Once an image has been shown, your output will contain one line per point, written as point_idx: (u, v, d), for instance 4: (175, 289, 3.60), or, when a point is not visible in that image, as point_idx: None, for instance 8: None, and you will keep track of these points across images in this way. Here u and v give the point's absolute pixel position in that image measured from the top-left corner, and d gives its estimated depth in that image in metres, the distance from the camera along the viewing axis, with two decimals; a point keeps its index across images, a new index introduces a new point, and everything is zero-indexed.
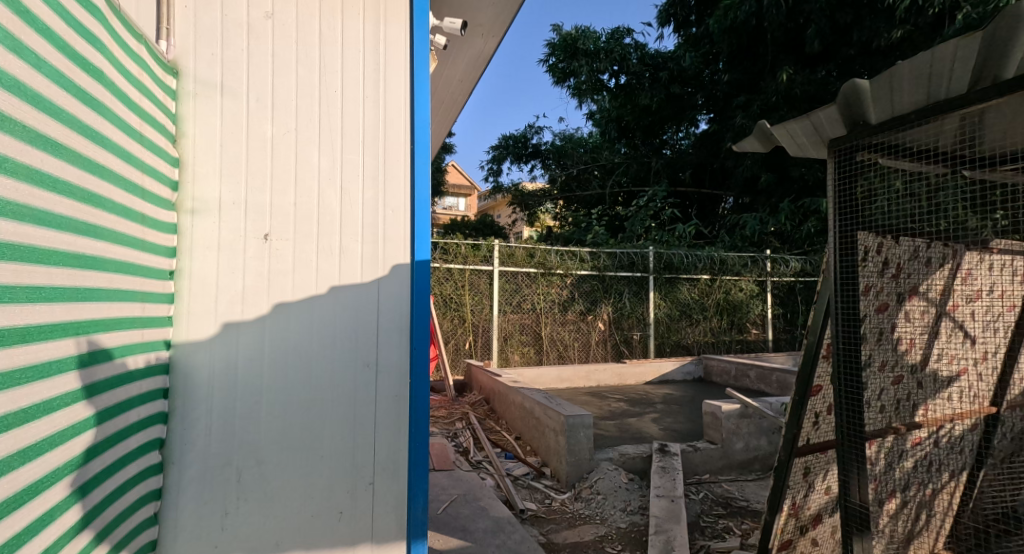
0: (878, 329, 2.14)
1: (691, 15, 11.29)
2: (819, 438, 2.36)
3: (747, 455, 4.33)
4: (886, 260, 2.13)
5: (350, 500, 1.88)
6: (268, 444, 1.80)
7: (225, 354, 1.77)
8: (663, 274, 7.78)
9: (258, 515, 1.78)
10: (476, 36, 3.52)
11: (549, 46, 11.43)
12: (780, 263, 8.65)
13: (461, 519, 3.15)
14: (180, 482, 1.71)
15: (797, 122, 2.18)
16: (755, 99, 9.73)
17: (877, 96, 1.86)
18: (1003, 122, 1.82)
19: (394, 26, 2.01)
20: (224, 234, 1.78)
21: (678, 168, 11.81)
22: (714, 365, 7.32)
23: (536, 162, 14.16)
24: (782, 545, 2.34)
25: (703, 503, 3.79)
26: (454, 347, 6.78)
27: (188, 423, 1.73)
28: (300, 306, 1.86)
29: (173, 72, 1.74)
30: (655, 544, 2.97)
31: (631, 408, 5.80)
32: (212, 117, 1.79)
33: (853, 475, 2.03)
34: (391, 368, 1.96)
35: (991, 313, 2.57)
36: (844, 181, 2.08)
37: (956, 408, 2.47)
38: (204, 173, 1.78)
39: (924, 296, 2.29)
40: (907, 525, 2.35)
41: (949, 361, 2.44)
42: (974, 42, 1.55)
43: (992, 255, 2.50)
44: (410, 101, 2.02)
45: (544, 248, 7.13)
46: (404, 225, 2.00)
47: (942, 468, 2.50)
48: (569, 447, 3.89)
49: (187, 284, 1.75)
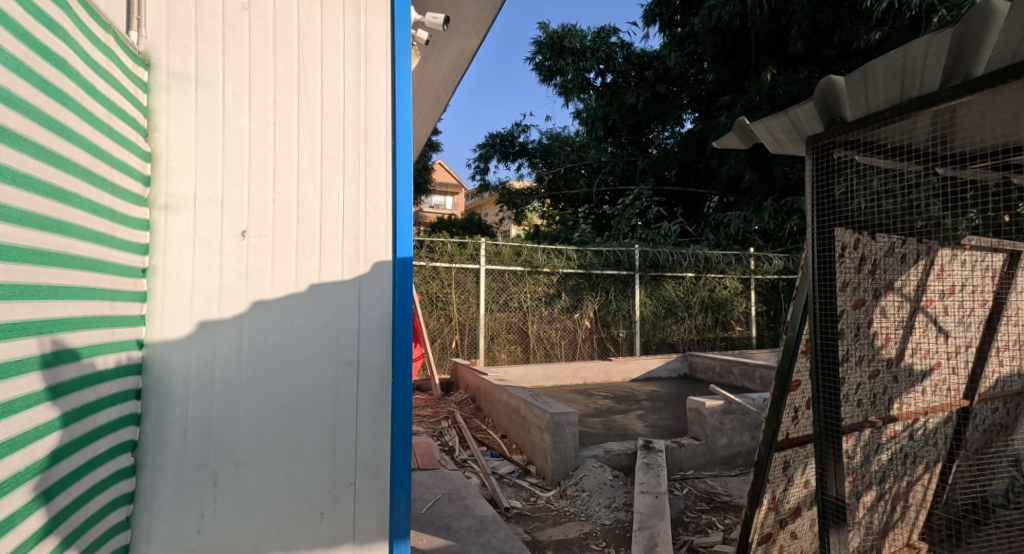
0: (855, 324, 2.17)
1: (676, 15, 11.34)
2: (798, 433, 2.39)
3: (730, 451, 4.37)
4: (863, 257, 2.16)
5: (331, 500, 1.87)
6: (247, 445, 1.78)
7: (201, 352, 1.74)
8: (649, 273, 7.82)
9: (235, 518, 1.75)
10: (460, 31, 3.50)
11: (536, 44, 11.43)
12: (764, 260, 8.75)
13: (445, 518, 3.13)
14: (154, 484, 1.68)
15: (776, 118, 2.18)
16: (739, 99, 9.82)
17: (853, 93, 1.88)
18: (974, 117, 1.87)
19: (374, 20, 1.99)
20: (199, 230, 1.75)
21: (664, 167, 11.87)
22: (699, 362, 7.39)
23: (523, 161, 14.15)
24: (762, 538, 2.36)
25: (687, 498, 3.82)
26: (440, 346, 6.74)
27: (163, 423, 1.70)
28: (280, 303, 1.84)
29: (144, 64, 1.71)
30: (640, 540, 2.99)
31: (617, 406, 5.83)
32: (186, 111, 1.76)
33: (830, 469, 2.05)
34: (373, 367, 1.94)
35: (964, 308, 2.62)
36: (822, 179, 2.11)
37: (931, 403, 2.51)
38: (178, 169, 1.75)
39: (899, 292, 2.33)
40: (883, 517, 2.39)
41: (923, 355, 2.48)
42: (945, 40, 1.56)
43: (964, 252, 2.54)
44: (391, 96, 2.00)
45: (530, 246, 7.14)
46: (386, 222, 1.99)
47: (917, 460, 2.54)
48: (555, 445, 3.90)
49: (160, 282, 1.72)
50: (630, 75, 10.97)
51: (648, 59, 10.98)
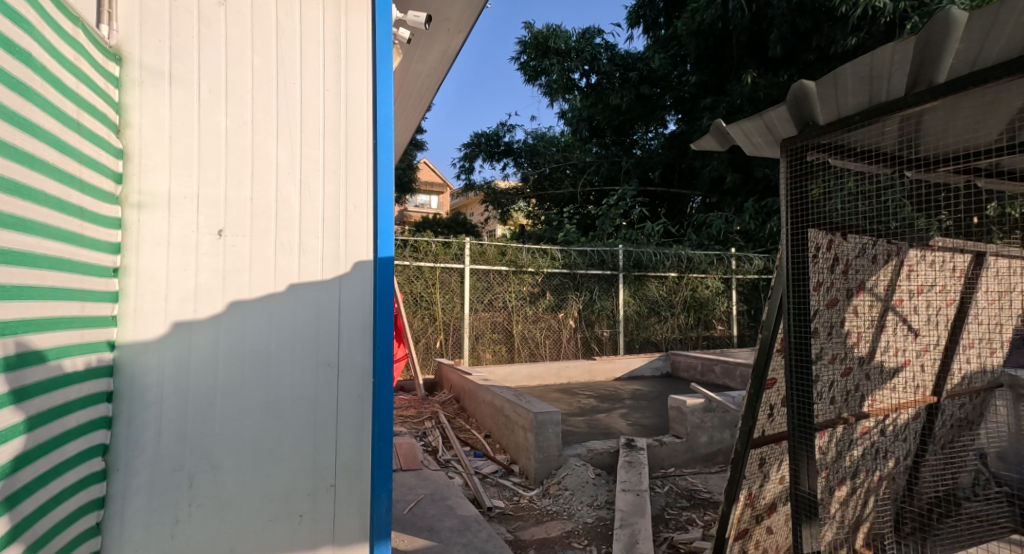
0: (828, 324, 2.22)
1: (660, 17, 11.44)
2: (774, 430, 2.44)
3: (711, 449, 4.44)
4: (836, 257, 2.20)
5: (310, 503, 1.86)
6: (224, 448, 1.76)
7: (176, 353, 1.73)
8: (633, 273, 7.89)
9: (211, 521, 1.74)
10: (442, 30, 3.49)
11: (520, 44, 11.45)
12: (744, 260, 8.88)
13: (427, 518, 3.14)
14: (127, 488, 1.66)
15: (750, 121, 2.23)
16: (721, 101, 9.94)
17: (824, 97, 1.93)
18: (940, 121, 1.94)
19: (355, 18, 1.99)
20: (174, 229, 1.73)
21: (648, 167, 11.96)
22: (682, 361, 7.48)
23: (508, 161, 14.18)
24: (739, 534, 2.40)
25: (668, 496, 3.87)
26: (425, 346, 6.72)
27: (136, 426, 1.68)
28: (258, 304, 1.83)
29: (116, 58, 1.68)
30: (621, 537, 3.02)
31: (600, 404, 5.87)
32: (160, 107, 1.73)
33: (803, 465, 2.09)
34: (354, 367, 1.94)
35: (933, 307, 2.71)
36: (797, 180, 2.15)
37: (900, 399, 2.58)
38: (151, 167, 1.72)
39: (871, 291, 2.39)
40: (856, 511, 2.44)
41: (894, 353, 2.54)
42: (909, 46, 1.61)
43: (932, 252, 2.63)
44: (372, 95, 2.01)
45: (515, 246, 7.16)
46: (367, 221, 1.99)
47: (888, 455, 2.60)
48: (538, 444, 3.92)
49: (133, 282, 1.69)
50: (614, 76, 10.99)
51: (631, 61, 11.07)
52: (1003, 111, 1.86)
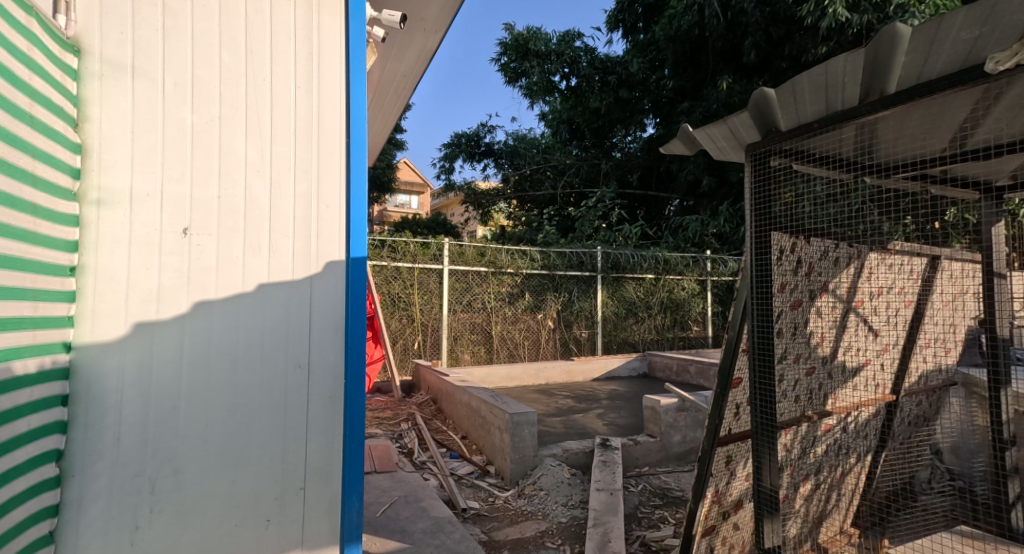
0: (792, 324, 2.27)
1: (638, 22, 11.57)
2: (739, 428, 2.49)
3: (684, 447, 4.53)
4: (800, 260, 2.25)
5: (278, 507, 1.85)
6: (187, 452, 1.74)
7: (138, 355, 1.70)
8: (611, 273, 7.98)
9: (173, 528, 1.71)
10: (417, 30, 3.49)
11: (501, 45, 11.47)
12: (720, 262, 9.03)
13: (400, 520, 3.13)
14: (84, 493, 1.63)
15: (716, 125, 2.27)
16: (698, 106, 10.10)
17: (783, 103, 1.99)
18: (893, 128, 2.02)
19: (327, 13, 1.98)
20: (136, 227, 1.71)
21: (627, 170, 12.07)
22: (658, 361, 7.58)
23: (488, 161, 14.24)
24: (706, 531, 2.45)
25: (641, 495, 3.91)
26: (402, 347, 6.69)
27: (95, 429, 1.65)
28: (225, 305, 1.82)
29: (74, 50, 1.64)
30: (594, 536, 3.05)
31: (578, 405, 5.93)
32: (122, 101, 1.70)
33: (765, 461, 2.15)
34: (325, 369, 1.94)
35: (892, 308, 2.80)
36: (760, 185, 2.20)
37: (861, 397, 2.67)
38: (111, 163, 1.69)
39: (833, 293, 2.46)
40: (819, 506, 2.51)
41: (856, 352, 2.63)
42: (859, 57, 1.67)
43: (892, 255, 2.72)
44: (345, 93, 2.01)
45: (494, 246, 7.16)
46: (339, 220, 1.99)
47: (850, 452, 2.68)
48: (514, 445, 3.94)
49: (91, 282, 1.66)
50: (594, 80, 11.18)
51: (611, 65, 11.14)
52: (953, 119, 1.95)
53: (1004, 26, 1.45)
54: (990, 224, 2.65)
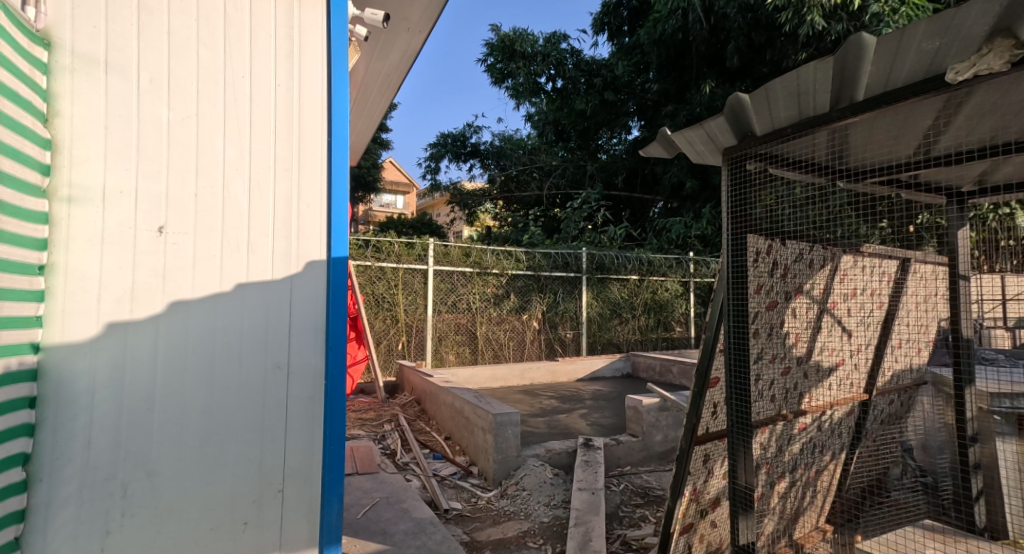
0: (768, 324, 2.31)
1: (624, 25, 11.66)
2: (717, 427, 2.53)
3: (665, 447, 4.59)
4: (775, 262, 2.29)
5: (256, 509, 1.84)
6: (161, 454, 1.72)
7: (111, 355, 1.69)
8: (596, 274, 8.04)
9: (146, 532, 1.70)
10: (401, 30, 3.49)
11: (487, 46, 11.49)
12: (702, 264, 9.13)
13: (381, 522, 3.13)
14: (52, 498, 1.60)
15: (693, 130, 2.28)
16: (682, 109, 10.21)
17: (758, 109, 2.01)
18: (863, 134, 2.07)
19: (309, 11, 1.98)
20: (109, 225, 1.69)
21: (612, 173, 12.13)
22: (641, 362, 7.64)
23: (474, 161, 14.27)
24: (684, 528, 2.48)
25: (623, 494, 3.94)
26: (386, 348, 6.66)
27: (65, 432, 1.63)
28: (202, 305, 1.80)
29: (44, 43, 1.62)
30: (575, 536, 3.07)
31: (562, 405, 5.96)
32: (95, 96, 1.68)
33: (740, 461, 2.18)
34: (304, 368, 1.93)
35: (865, 310, 2.87)
36: (737, 188, 2.24)
37: (835, 396, 2.73)
38: (83, 159, 1.67)
39: (808, 294, 2.50)
40: (795, 503, 2.56)
41: (830, 353, 2.69)
42: (829, 65, 1.70)
43: (864, 258, 2.78)
44: (327, 90, 2.00)
45: (479, 247, 7.16)
46: (320, 220, 1.98)
47: (825, 450, 2.73)
48: (497, 445, 3.95)
49: (61, 281, 1.63)
50: (579, 82, 11.24)
51: (596, 67, 11.20)
52: (919, 127, 2.01)
53: (962, 38, 1.50)
54: (959, 227, 2.77)
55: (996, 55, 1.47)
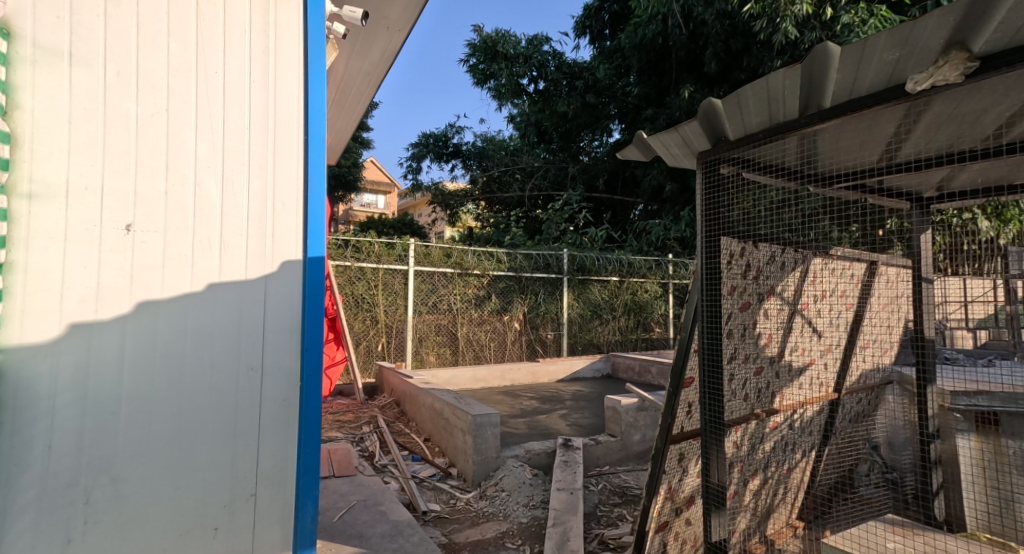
0: (741, 325, 2.36)
1: (605, 29, 11.78)
2: (691, 427, 2.56)
3: (643, 446, 4.63)
4: (748, 264, 2.33)
5: (227, 515, 1.82)
6: (128, 458, 1.69)
7: (74, 356, 1.65)
8: (576, 276, 8.08)
9: (110, 539, 1.66)
10: (380, 28, 3.48)
11: (469, 47, 11.50)
12: (681, 266, 9.23)
13: (358, 525, 3.10)
14: (10, 506, 1.56)
15: (668, 134, 2.29)
16: (662, 113, 10.31)
17: (730, 114, 2.02)
18: (832, 141, 2.12)
19: (285, 8, 1.96)
20: (74, 223, 1.65)
21: (593, 175, 12.18)
22: (621, 362, 7.71)
23: (456, 162, 14.25)
24: (659, 527, 2.51)
25: (601, 493, 3.97)
26: (366, 349, 6.60)
27: (24, 436, 1.59)
28: (172, 305, 1.77)
29: (4, 33, 1.57)
30: (553, 536, 3.09)
31: (543, 406, 5.97)
32: (58, 90, 1.64)
33: (713, 459, 2.22)
34: (279, 369, 1.91)
35: (835, 311, 2.95)
36: (711, 191, 2.26)
37: (806, 395, 2.79)
38: (45, 155, 1.62)
39: (779, 296, 2.56)
40: (767, 500, 2.61)
41: (801, 353, 2.75)
42: (797, 72, 1.74)
43: (834, 260, 2.85)
44: (303, 88, 1.99)
45: (460, 247, 7.12)
46: (296, 220, 1.97)
47: (796, 447, 2.79)
48: (476, 446, 3.95)
49: (20, 280, 1.59)
50: (561, 84, 11.28)
51: (577, 70, 11.29)
52: (882, 133, 2.06)
53: (921, 50, 1.55)
54: (920, 231, 2.80)
55: (952, 66, 1.53)
